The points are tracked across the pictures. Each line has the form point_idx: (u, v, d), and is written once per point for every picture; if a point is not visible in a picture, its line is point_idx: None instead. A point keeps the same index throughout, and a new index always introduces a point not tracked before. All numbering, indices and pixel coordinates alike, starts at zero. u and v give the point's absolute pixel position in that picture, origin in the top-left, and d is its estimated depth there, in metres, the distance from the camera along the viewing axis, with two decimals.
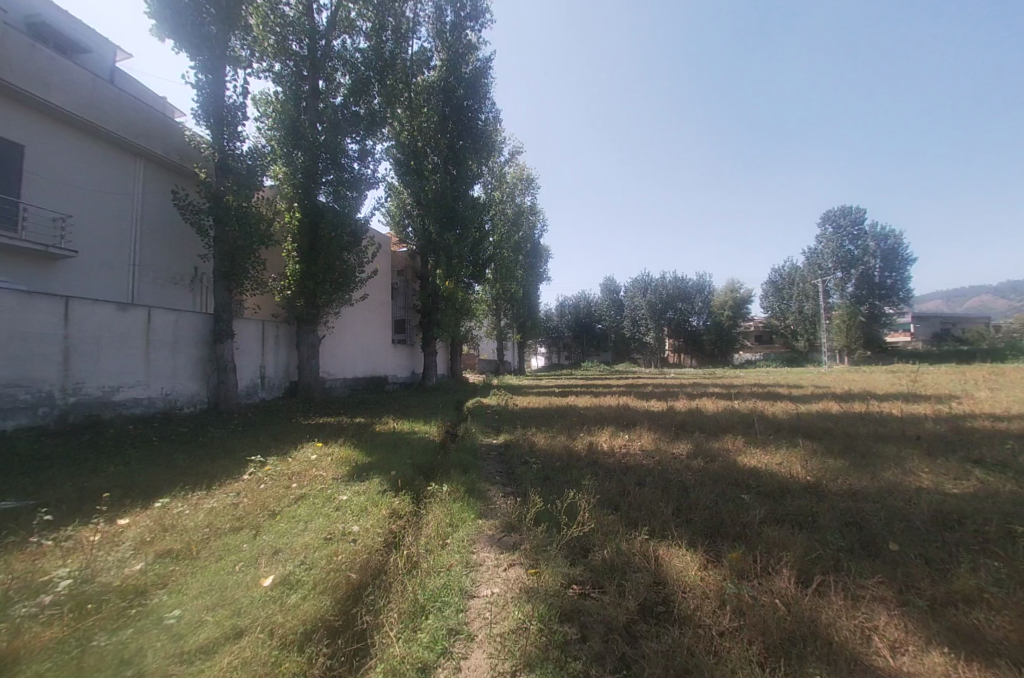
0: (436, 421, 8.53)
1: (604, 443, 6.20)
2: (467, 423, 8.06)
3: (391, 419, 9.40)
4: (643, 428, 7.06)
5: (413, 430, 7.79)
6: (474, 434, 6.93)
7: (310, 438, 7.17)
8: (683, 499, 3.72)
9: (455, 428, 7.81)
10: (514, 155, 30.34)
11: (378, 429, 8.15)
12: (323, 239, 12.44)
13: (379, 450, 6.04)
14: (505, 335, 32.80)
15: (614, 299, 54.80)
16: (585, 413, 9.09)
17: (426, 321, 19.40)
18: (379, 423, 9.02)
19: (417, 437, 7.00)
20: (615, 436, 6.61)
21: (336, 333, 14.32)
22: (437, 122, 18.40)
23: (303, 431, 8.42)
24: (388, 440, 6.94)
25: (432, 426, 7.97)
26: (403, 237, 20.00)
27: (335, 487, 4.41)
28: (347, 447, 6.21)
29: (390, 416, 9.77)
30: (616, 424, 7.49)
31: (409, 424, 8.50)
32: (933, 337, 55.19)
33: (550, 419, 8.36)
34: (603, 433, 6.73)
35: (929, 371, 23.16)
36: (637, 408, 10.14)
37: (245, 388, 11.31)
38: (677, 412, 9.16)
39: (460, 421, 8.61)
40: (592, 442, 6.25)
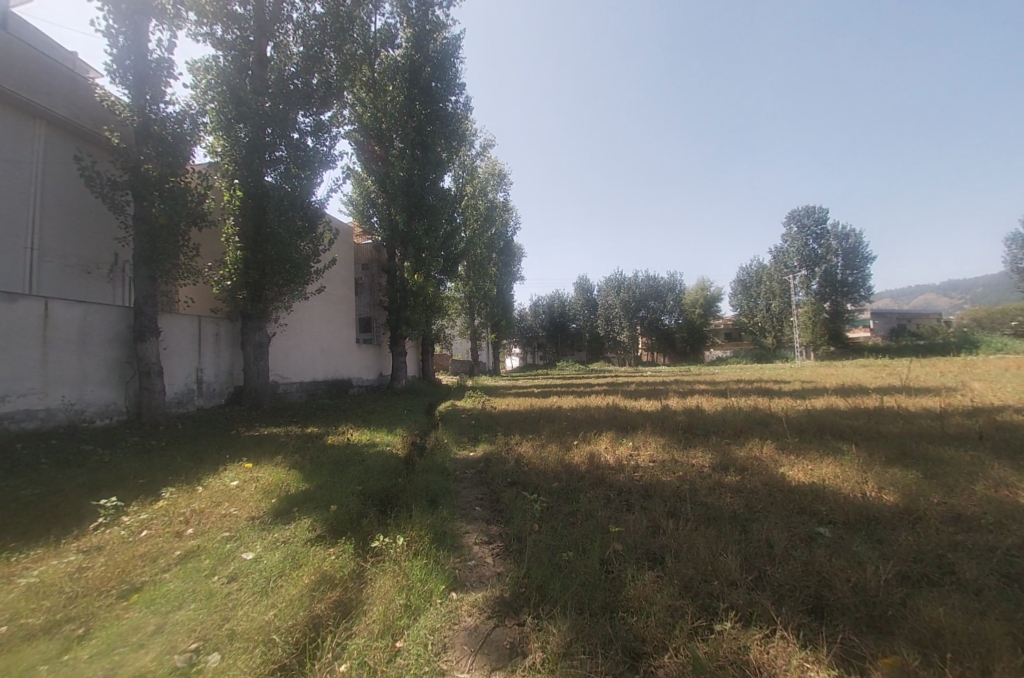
0: (401, 430, 7.17)
1: (608, 453, 5.04)
2: (437, 432, 6.75)
3: (348, 428, 7.97)
4: (648, 433, 5.96)
5: (370, 442, 6.41)
6: (446, 447, 5.64)
7: (237, 457, 5.70)
8: (745, 540, 2.66)
9: (423, 438, 6.50)
10: (485, 148, 29.26)
11: (328, 442, 6.73)
12: (272, 224, 10.83)
13: (322, 472, 4.68)
14: (479, 335, 31.50)
15: (588, 298, 54.34)
16: (574, 417, 7.94)
17: (394, 318, 17.89)
18: (333, 433, 7.58)
19: (374, 452, 5.66)
20: (617, 444, 5.48)
21: (289, 331, 12.70)
22: (403, 103, 16.91)
23: (236, 446, 6.91)
24: (337, 456, 5.55)
25: (395, 437, 6.62)
26: (367, 227, 18.41)
27: (243, 537, 3.05)
28: (281, 470, 4.80)
29: (347, 425, 8.37)
30: (615, 428, 6.38)
31: (367, 435, 7.11)
32: (891, 333, 57.24)
33: (534, 424, 7.15)
34: (603, 441, 5.58)
35: (895, 365, 23.23)
36: (629, 408, 9.07)
37: (175, 395, 9.56)
38: (676, 412, 8.15)
39: (429, 430, 7.28)
40: (592, 452, 5.08)
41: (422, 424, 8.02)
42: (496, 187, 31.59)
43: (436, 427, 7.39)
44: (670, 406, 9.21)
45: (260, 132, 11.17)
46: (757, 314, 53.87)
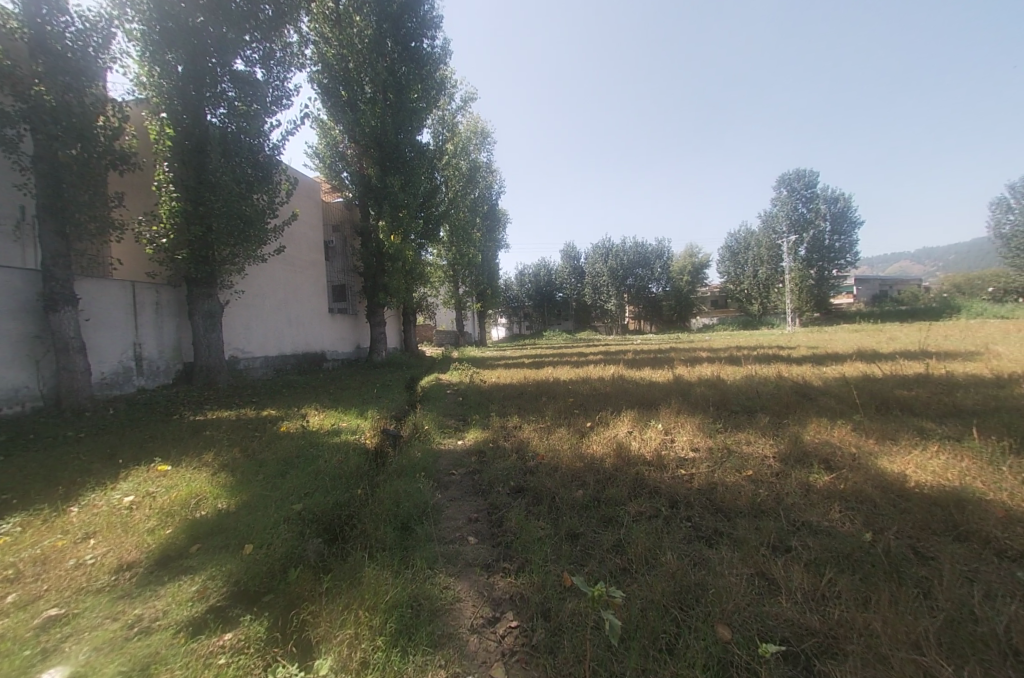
0: (373, 413, 5.93)
1: (638, 439, 3.90)
2: (417, 412, 5.56)
3: (312, 411, 6.69)
4: (678, 411, 4.84)
5: (332, 430, 5.17)
6: (428, 434, 4.41)
7: (152, 455, 4.38)
8: (937, 615, 1.57)
9: (399, 423, 5.27)
10: (466, 103, 26.96)
11: (280, 429, 5.43)
12: (218, 170, 9.15)
13: (256, 479, 3.42)
14: (464, 304, 30.06)
15: (575, 266, 52.80)
16: (579, 391, 6.81)
17: (370, 286, 16.31)
18: (290, 418, 6.31)
19: (332, 444, 4.40)
20: (645, 426, 4.37)
21: (247, 299, 11.16)
22: (373, 41, 14.73)
23: (167, 435, 5.57)
24: (284, 450, 4.30)
25: (363, 422, 5.37)
26: (338, 184, 16.48)
27: (75, 627, 1.78)
28: (199, 479, 3.52)
29: (311, 406, 7.09)
30: (637, 406, 5.25)
31: (329, 420, 5.84)
32: (873, 298, 57.42)
33: (535, 401, 6.01)
34: (626, 421, 4.45)
35: (885, 330, 22.68)
36: (638, 379, 7.98)
37: (107, 375, 8.10)
38: (694, 384, 7.09)
39: (408, 412, 6.04)
40: (618, 437, 3.94)
41: (400, 403, 6.81)
42: (479, 147, 29.42)
43: (415, 408, 6.16)
44: (684, 376, 8.16)
45: (199, 63, 9.28)
46: (743, 281, 53.37)
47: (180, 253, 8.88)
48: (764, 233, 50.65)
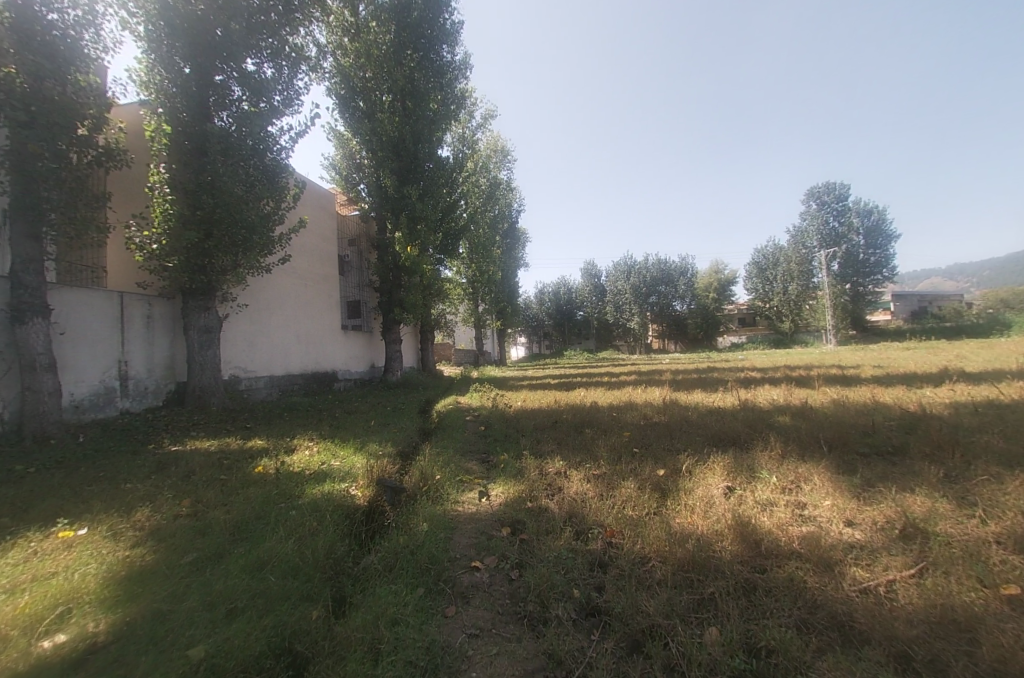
0: (372, 450, 4.70)
1: (759, 508, 2.58)
2: (430, 449, 4.31)
3: (303, 444, 5.48)
4: (790, 457, 3.46)
5: (318, 473, 3.95)
6: (441, 488, 3.16)
7: (65, 513, 3.20)
8: None
9: (406, 467, 4.02)
10: (486, 120, 26.49)
11: (254, 470, 4.23)
12: (218, 173, 8.37)
13: (173, 569, 2.22)
14: (483, 322, 28.96)
15: (596, 283, 51.46)
16: (633, 422, 5.45)
17: (385, 301, 15.35)
18: (273, 453, 5.11)
19: (309, 501, 3.17)
20: (753, 480, 3.03)
21: (251, 314, 10.25)
22: (392, 49, 14.18)
23: (116, 477, 4.44)
24: (241, 511, 3.08)
25: (359, 464, 4.14)
26: (353, 196, 15.68)
27: None
28: (94, 568, 2.32)
29: (304, 438, 5.91)
30: (725, 446, 3.87)
31: (320, 458, 4.62)
32: (913, 315, 54.03)
33: (580, 435, 4.70)
34: (723, 472, 3.12)
35: (942, 349, 20.37)
36: (698, 406, 6.55)
37: (84, 397, 7.16)
38: (776, 414, 5.65)
39: (418, 448, 4.77)
40: (724, 504, 2.63)
41: (409, 435, 5.58)
42: (499, 164, 28.85)
43: (428, 443, 4.91)
44: (754, 401, 6.71)
45: (205, 62, 8.63)
46: (773, 298, 51.11)
47: (173, 262, 8.05)
48: (794, 248, 48.58)
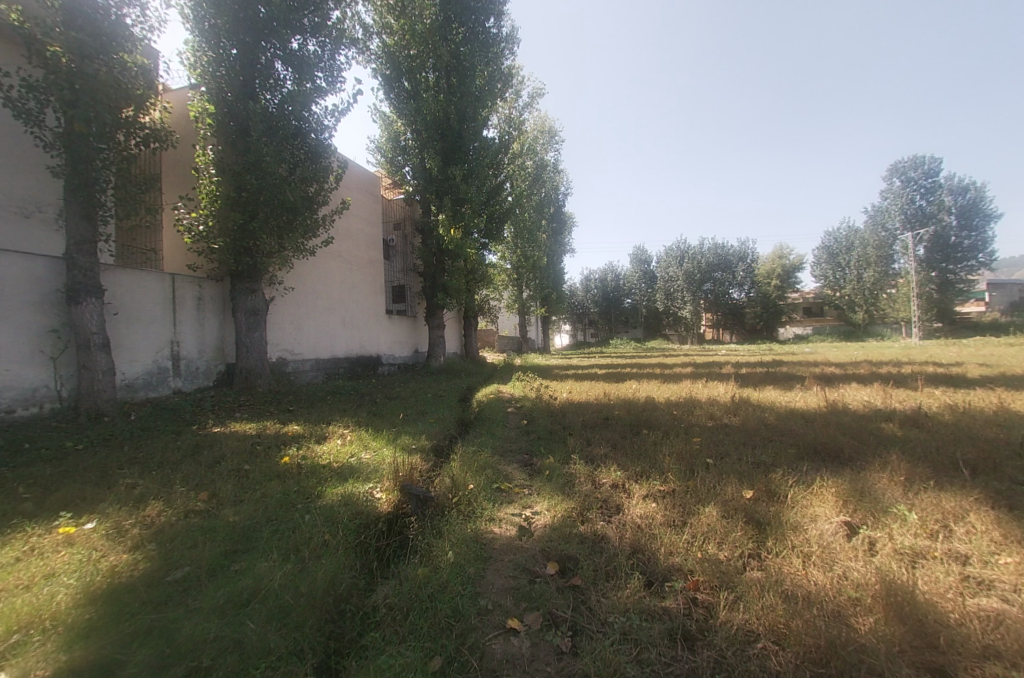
0: (405, 444, 4.26)
1: (907, 568, 1.87)
2: (468, 448, 3.81)
3: (336, 433, 5.16)
4: (930, 487, 2.63)
5: (343, 470, 3.55)
6: (476, 502, 2.65)
7: (78, 506, 3.01)
8: None
9: (440, 469, 3.55)
10: (533, 99, 25.52)
11: (280, 461, 3.91)
12: (261, 154, 8.27)
13: (152, 597, 1.86)
14: (528, 309, 28.29)
15: (646, 270, 49.32)
16: (701, 424, 4.69)
17: (429, 286, 15.09)
18: (304, 441, 4.82)
19: (325, 506, 2.75)
20: (885, 523, 2.28)
21: (298, 297, 10.22)
22: (437, 24, 13.65)
23: (147, 461, 4.30)
24: (251, 515, 2.71)
25: (389, 461, 3.70)
26: (399, 180, 15.21)
27: None
28: (71, 583, 2.00)
29: (339, 425, 5.61)
30: (832, 465, 3.07)
31: (350, 450, 4.25)
32: (1015, 305, 47.37)
33: (641, 438, 4.02)
34: (841, 510, 2.39)
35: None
36: (776, 406, 5.65)
37: (138, 376, 7.35)
38: (881, 421, 4.68)
39: (456, 445, 4.29)
40: (855, 561, 1.93)
41: (447, 427, 5.11)
42: (546, 145, 27.81)
43: (466, 439, 4.42)
44: (844, 402, 5.70)
45: (249, 40, 8.50)
46: (844, 285, 46.78)
47: (217, 243, 8.05)
48: (872, 231, 43.97)
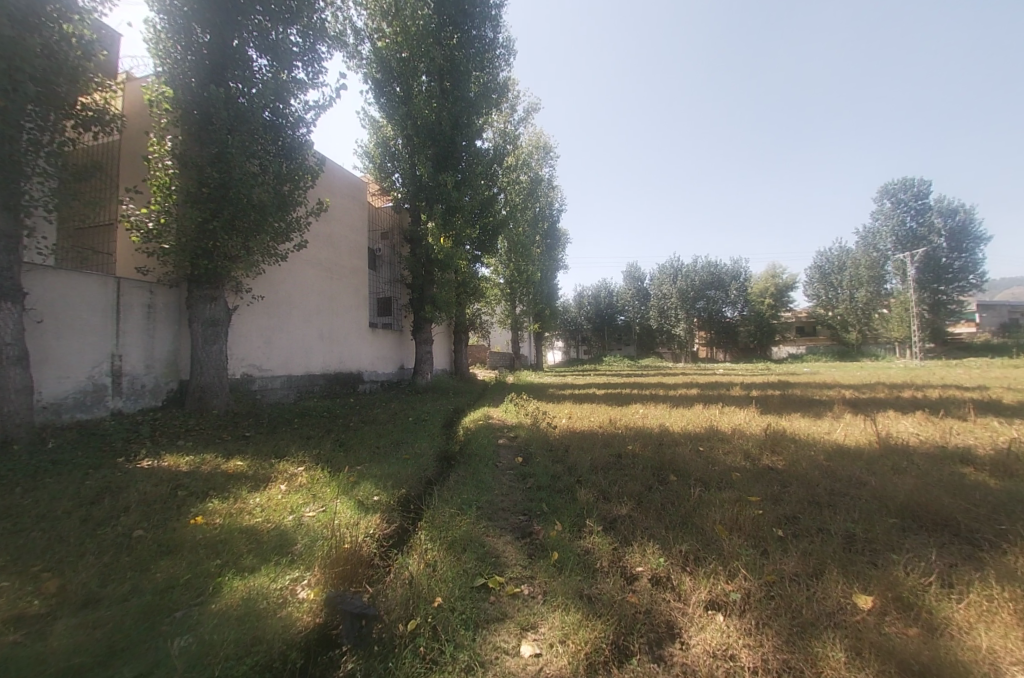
0: (363, 497, 3.24)
1: None
2: (446, 510, 2.81)
3: (284, 474, 4.09)
4: None
5: (265, 546, 2.53)
6: (452, 631, 1.68)
7: None
8: None
9: (404, 546, 2.55)
10: (528, 114, 25.13)
11: (188, 525, 2.85)
12: (228, 147, 7.35)
13: None
14: (521, 325, 27.34)
15: (639, 287, 48.87)
16: (746, 472, 3.71)
17: (417, 297, 14.09)
18: (239, 486, 3.74)
19: (208, 632, 1.72)
20: None
21: (269, 307, 9.20)
22: (431, 26, 13.01)
23: (18, 516, 3.21)
24: (84, 645, 1.67)
25: (336, 529, 2.68)
26: (386, 186, 14.26)
27: None
28: None
29: (291, 462, 4.54)
30: (970, 557, 2.13)
31: (290, 506, 3.20)
32: (1004, 326, 47.35)
33: (678, 494, 3.06)
34: None
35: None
36: (823, 442, 4.69)
37: (67, 395, 6.26)
38: (965, 469, 3.74)
39: (430, 499, 3.27)
40: None
41: (425, 467, 4.09)
42: (541, 161, 27.34)
43: (447, 489, 3.40)
44: (901, 440, 4.77)
45: (219, 23, 7.65)
46: (838, 306, 46.65)
47: (166, 244, 7.11)
48: (864, 252, 44.08)
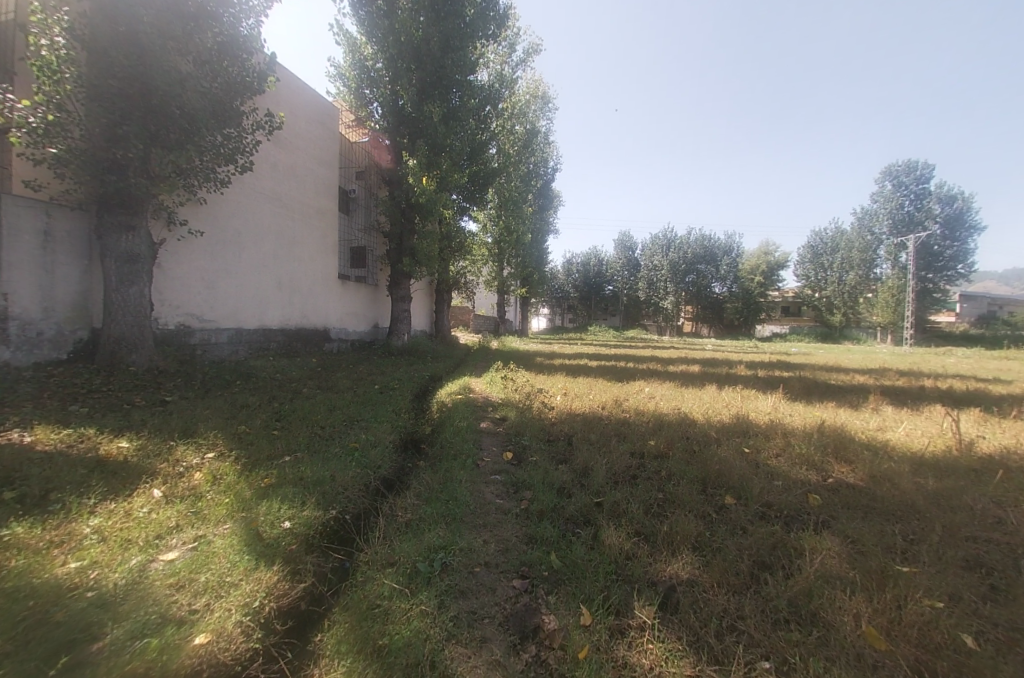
0: (264, 527, 2.04)
1: None
2: (388, 582, 1.63)
3: (175, 472, 2.86)
4: None
5: (34, 657, 1.34)
6: None
7: None
8: None
9: (307, 668, 1.38)
10: (528, 56, 22.71)
11: None
12: (139, 26, 5.52)
13: None
14: (508, 288, 25.90)
15: (630, 256, 47.38)
16: (831, 498, 2.63)
17: (394, 248, 12.51)
18: (88, 493, 2.49)
19: None
20: None
21: (212, 246, 7.65)
22: None
23: None
24: None
25: (187, 621, 1.50)
26: (364, 117, 12.32)
27: None
28: None
29: (191, 450, 3.27)
30: None
31: (142, 543, 1.98)
32: (981, 317, 47.87)
33: (764, 547, 1.95)
34: None
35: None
36: (900, 448, 3.65)
37: None
38: None
39: (373, 531, 2.10)
40: None
41: (376, 467, 2.88)
42: (539, 113, 25.14)
43: (401, 515, 2.22)
44: (988, 447, 3.78)
45: None
46: (826, 287, 46.38)
47: (57, 147, 5.39)
48: (858, 233, 43.43)
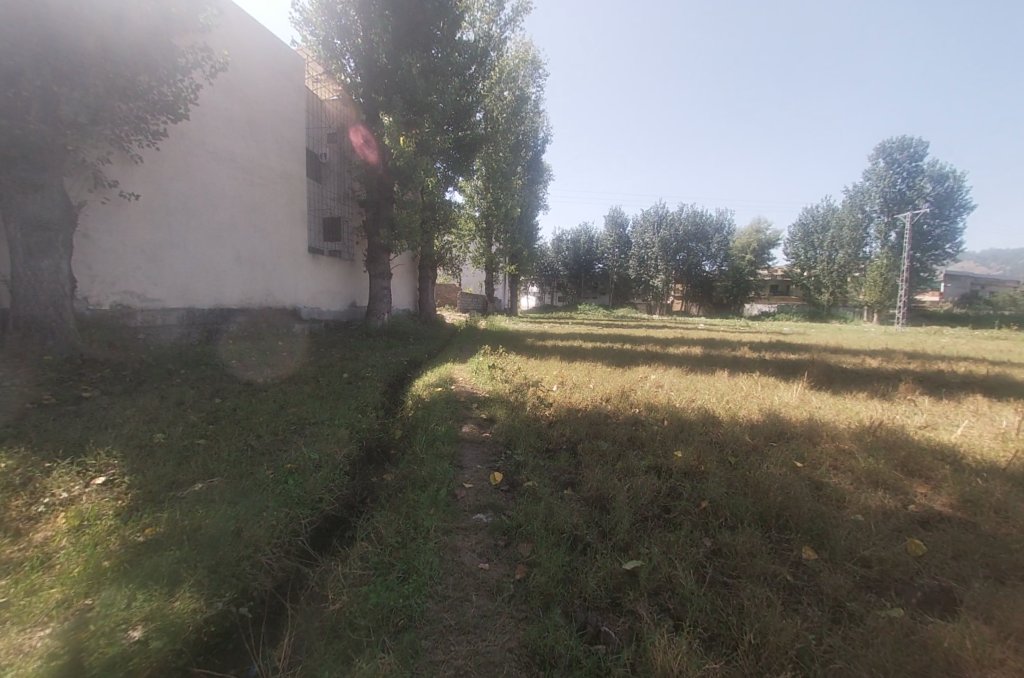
0: (91, 651, 1.23)
1: None
2: None
3: (23, 520, 2.01)
4: None
5: None
6: None
7: None
8: None
9: None
10: (517, 15, 21.12)
11: None
12: None
13: None
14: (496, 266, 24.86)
15: (620, 234, 46.28)
16: (939, 543, 1.93)
17: (371, 219, 11.43)
18: None
19: None
20: None
21: (152, 213, 6.60)
22: None
23: None
24: None
25: None
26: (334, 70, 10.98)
27: None
28: None
29: (69, 478, 2.41)
30: None
31: None
32: (964, 297, 48.22)
33: (908, 671, 1.22)
34: None
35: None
36: (975, 458, 2.98)
37: None
38: None
39: (280, 645, 1.31)
40: None
41: (312, 509, 2.08)
42: (529, 78, 23.63)
43: (332, 610, 1.44)
44: None
45: None
46: (815, 266, 46.11)
47: None
48: (850, 211, 42.97)
